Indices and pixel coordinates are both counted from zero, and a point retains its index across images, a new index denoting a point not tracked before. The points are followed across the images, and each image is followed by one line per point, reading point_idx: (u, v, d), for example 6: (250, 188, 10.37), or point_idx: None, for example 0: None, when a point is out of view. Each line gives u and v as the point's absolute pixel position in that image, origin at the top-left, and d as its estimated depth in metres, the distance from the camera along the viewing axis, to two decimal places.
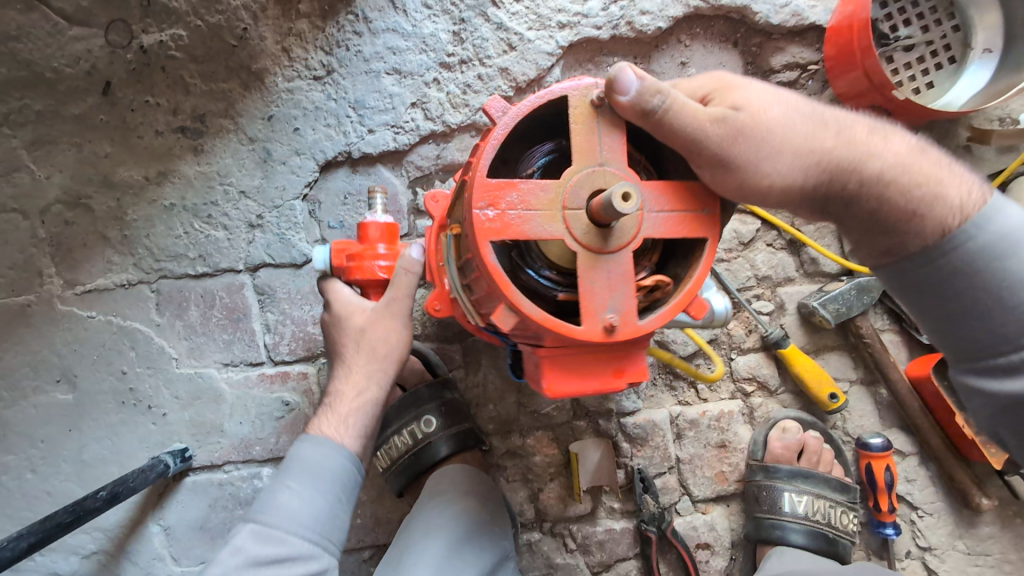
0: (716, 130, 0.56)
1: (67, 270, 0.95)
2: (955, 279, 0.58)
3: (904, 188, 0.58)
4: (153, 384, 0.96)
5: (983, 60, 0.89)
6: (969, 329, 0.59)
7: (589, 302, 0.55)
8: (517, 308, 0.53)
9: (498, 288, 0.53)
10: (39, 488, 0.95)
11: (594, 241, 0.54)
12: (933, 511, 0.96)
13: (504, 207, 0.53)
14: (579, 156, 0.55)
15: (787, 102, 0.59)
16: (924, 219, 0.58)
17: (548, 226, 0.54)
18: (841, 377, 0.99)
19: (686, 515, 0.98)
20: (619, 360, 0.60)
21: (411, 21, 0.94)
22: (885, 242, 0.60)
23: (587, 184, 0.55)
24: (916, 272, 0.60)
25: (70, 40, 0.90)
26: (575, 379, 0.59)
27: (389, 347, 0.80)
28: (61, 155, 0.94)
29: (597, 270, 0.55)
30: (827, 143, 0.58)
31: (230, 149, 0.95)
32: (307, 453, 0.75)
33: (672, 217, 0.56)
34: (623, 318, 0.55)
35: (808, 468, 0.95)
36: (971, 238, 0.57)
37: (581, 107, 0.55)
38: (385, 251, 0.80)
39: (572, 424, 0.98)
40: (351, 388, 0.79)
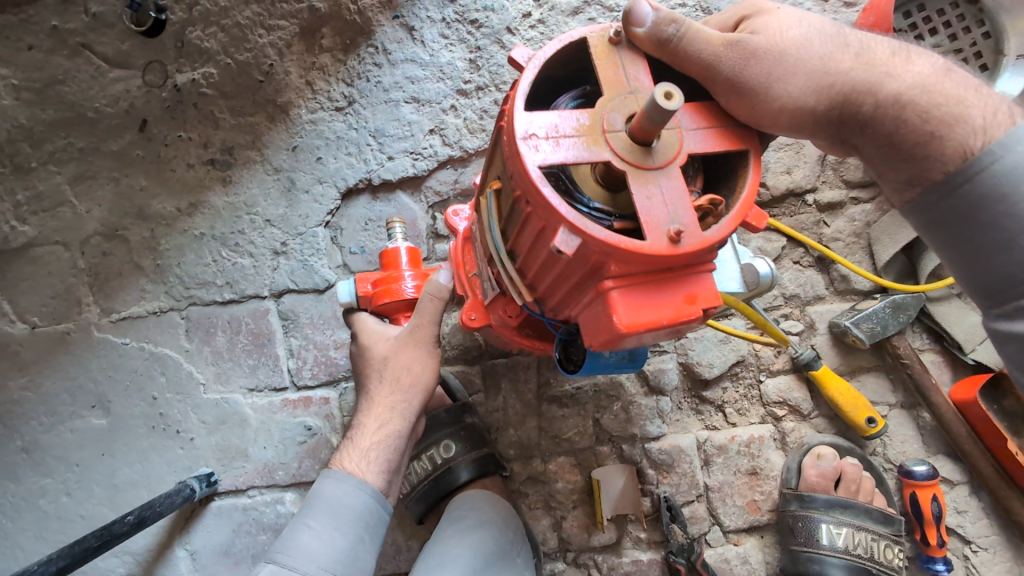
0: (729, 54, 0.53)
1: (104, 299, 1.00)
2: (982, 206, 0.51)
3: (922, 110, 0.54)
4: (182, 409, 0.99)
5: (1017, 66, 0.84)
6: (1003, 263, 0.52)
7: (645, 214, 0.48)
8: (574, 227, 0.46)
9: (550, 205, 0.47)
10: (73, 512, 0.97)
11: (638, 158, 0.49)
12: (989, 545, 0.89)
13: (543, 134, 0.48)
14: (608, 87, 0.51)
15: (810, 23, 0.55)
16: (944, 140, 0.53)
17: (589, 150, 0.49)
18: (879, 401, 0.94)
19: (717, 546, 0.94)
20: (689, 285, 0.50)
21: (428, 51, 0.97)
22: (906, 171, 0.56)
23: (623, 108, 0.50)
24: (942, 203, 0.54)
25: (111, 82, 0.96)
26: (648, 308, 0.48)
27: (414, 376, 0.79)
28: (100, 190, 0.99)
29: (648, 186, 0.49)
30: (843, 65, 0.55)
31: (256, 180, 0.99)
32: (330, 489, 0.75)
33: (711, 133, 0.52)
34: (688, 229, 0.48)
35: (847, 498, 0.89)
36: (997, 159, 0.50)
37: (600, 41, 0.52)
38: (411, 273, 0.81)
39: (594, 449, 0.96)
40: (373, 422, 0.79)
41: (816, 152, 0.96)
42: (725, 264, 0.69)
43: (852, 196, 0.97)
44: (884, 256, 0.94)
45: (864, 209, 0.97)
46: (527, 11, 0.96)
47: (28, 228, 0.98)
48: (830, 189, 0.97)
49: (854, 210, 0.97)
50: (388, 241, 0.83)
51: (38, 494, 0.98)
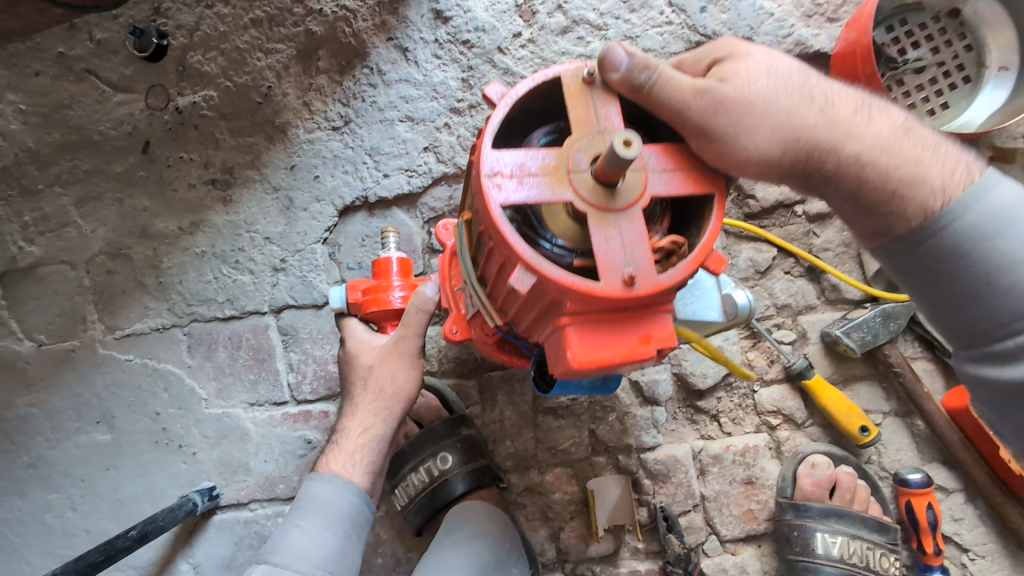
0: (699, 103, 0.54)
1: (108, 316, 1.02)
2: (946, 260, 0.53)
3: (883, 170, 0.56)
4: (184, 424, 1.00)
5: (999, 79, 0.86)
6: (967, 314, 0.54)
7: (602, 256, 0.51)
8: (533, 267, 0.50)
9: (511, 247, 0.51)
10: (78, 526, 0.99)
11: (601, 199, 0.52)
12: (986, 553, 0.89)
13: (509, 174, 0.52)
14: (578, 127, 0.54)
15: (778, 73, 0.56)
16: (905, 200, 0.55)
17: (554, 189, 0.52)
18: (872, 409, 0.95)
19: (714, 556, 0.95)
20: (645, 324, 0.53)
21: (422, 71, 0.99)
22: (870, 224, 0.58)
23: (589, 149, 0.53)
24: (909, 257, 0.56)
25: (115, 106, 0.99)
26: (601, 346, 0.51)
27: (397, 386, 0.82)
28: (105, 211, 1.02)
29: (608, 228, 0.52)
30: (808, 120, 0.56)
31: (256, 199, 1.01)
32: (318, 491, 0.77)
33: (677, 175, 0.55)
34: (642, 272, 0.51)
35: (842, 507, 0.89)
36: (958, 217, 0.53)
37: (573, 82, 0.55)
38: (399, 283, 0.82)
39: (590, 460, 0.97)
40: (357, 425, 0.82)
41: None
42: (707, 291, 0.70)
43: None
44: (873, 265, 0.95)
45: None
46: (518, 31, 0.98)
47: (35, 249, 1.01)
48: (819, 200, 0.98)
49: None
50: (380, 250, 0.84)
51: (44, 509, 0.99)
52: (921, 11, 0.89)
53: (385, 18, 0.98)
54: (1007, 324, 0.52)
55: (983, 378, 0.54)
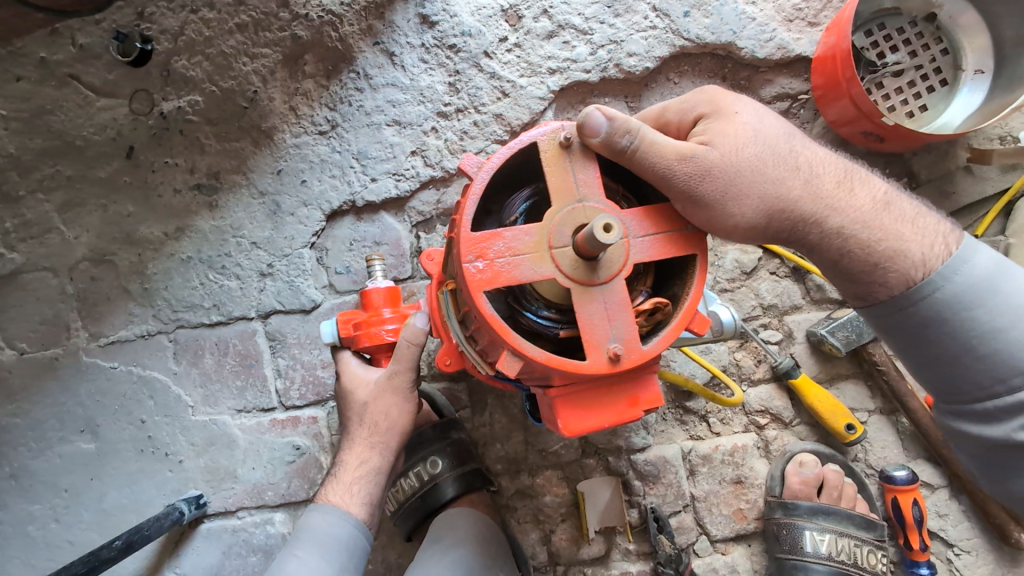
0: (685, 169, 0.58)
1: (92, 323, 1.00)
2: (930, 328, 0.62)
3: (865, 243, 0.62)
4: (170, 432, 0.99)
5: (975, 81, 0.88)
6: (950, 374, 0.63)
7: (588, 336, 0.56)
8: (520, 352, 0.55)
9: (500, 335, 0.55)
10: (61, 537, 0.98)
11: (583, 274, 0.56)
12: (971, 548, 0.90)
13: (492, 256, 0.56)
14: (558, 197, 0.58)
15: (765, 142, 0.61)
16: (887, 271, 0.62)
17: (538, 266, 0.56)
18: (858, 407, 0.96)
19: (705, 556, 0.95)
20: (632, 388, 0.60)
21: (409, 75, 0.99)
22: (855, 289, 0.65)
23: (570, 220, 0.57)
24: (892, 318, 0.64)
25: (98, 111, 0.98)
26: (591, 412, 0.59)
27: (392, 420, 0.81)
28: (89, 217, 1.00)
29: (591, 302, 0.57)
30: (793, 192, 0.61)
31: (242, 204, 1.00)
32: (317, 521, 0.77)
33: (658, 239, 0.58)
34: (627, 345, 0.57)
35: (829, 504, 0.90)
36: (939, 287, 0.61)
37: (549, 151, 0.58)
38: (390, 315, 0.81)
39: (581, 462, 0.97)
40: (354, 458, 0.81)
41: None
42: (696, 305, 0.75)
43: None
44: None
45: None
46: (504, 36, 0.98)
47: (17, 256, 1.00)
48: None
49: None
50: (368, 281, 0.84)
51: (26, 520, 0.98)
52: (899, 15, 0.90)
53: (371, 23, 0.97)
54: (986, 384, 0.61)
55: (967, 431, 0.64)
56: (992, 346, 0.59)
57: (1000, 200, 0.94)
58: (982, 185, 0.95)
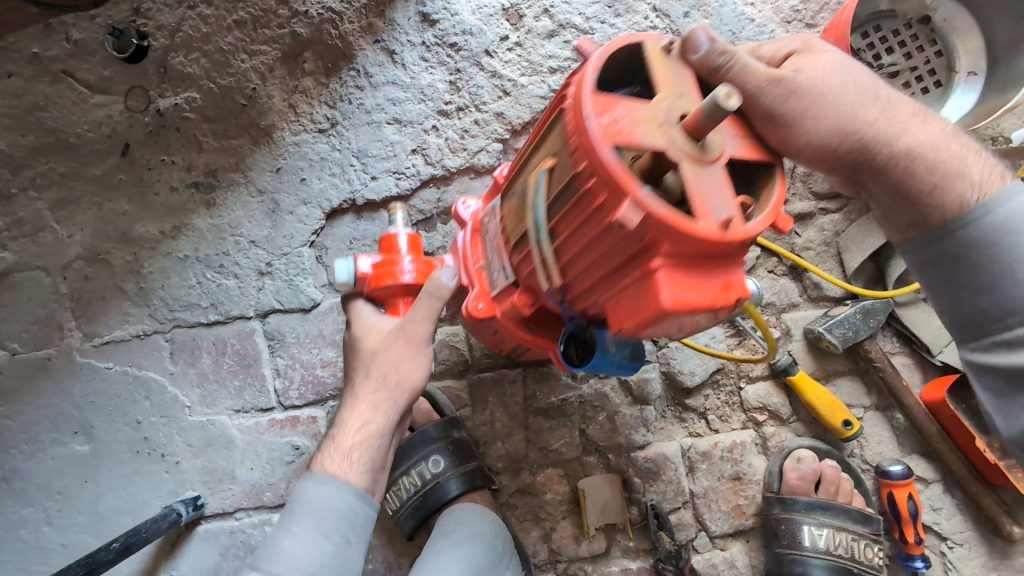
0: (772, 89, 0.55)
1: (86, 323, 0.99)
2: (968, 256, 0.55)
3: (928, 165, 0.56)
4: (167, 432, 0.98)
5: (968, 83, 0.87)
6: (974, 305, 0.56)
7: (700, 198, 0.48)
8: (641, 203, 0.46)
9: (621, 185, 0.47)
10: (55, 540, 0.96)
11: (695, 151, 0.50)
12: (964, 541, 0.92)
13: (614, 116, 0.49)
14: (662, 86, 0.52)
15: (851, 70, 0.57)
16: (945, 191, 0.56)
17: (649, 137, 0.49)
18: (854, 404, 0.97)
19: (704, 552, 0.96)
20: (726, 273, 0.52)
21: (409, 74, 0.99)
22: (908, 214, 0.58)
23: (677, 107, 0.51)
24: (935, 245, 0.57)
25: (92, 107, 0.97)
26: (697, 290, 0.49)
27: (403, 374, 0.73)
28: (82, 215, 0.99)
29: (701, 177, 0.49)
30: (868, 116, 0.56)
31: (240, 202, 0.99)
32: (312, 493, 0.70)
33: (747, 143, 0.54)
34: (735, 219, 0.49)
35: (827, 499, 0.91)
36: (989, 212, 0.54)
37: (654, 48, 0.54)
38: (416, 258, 0.77)
39: (582, 460, 0.98)
40: (355, 419, 0.72)
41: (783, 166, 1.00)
42: None
43: (821, 207, 1.01)
44: (853, 263, 0.97)
45: (833, 219, 1.00)
46: (505, 34, 0.99)
47: (9, 254, 0.98)
48: (800, 201, 1.01)
49: (824, 221, 1.00)
50: (388, 229, 0.79)
51: (18, 524, 0.96)
52: (894, 18, 0.90)
53: (371, 21, 0.97)
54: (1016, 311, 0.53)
55: (988, 365, 0.56)
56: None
57: None
58: None
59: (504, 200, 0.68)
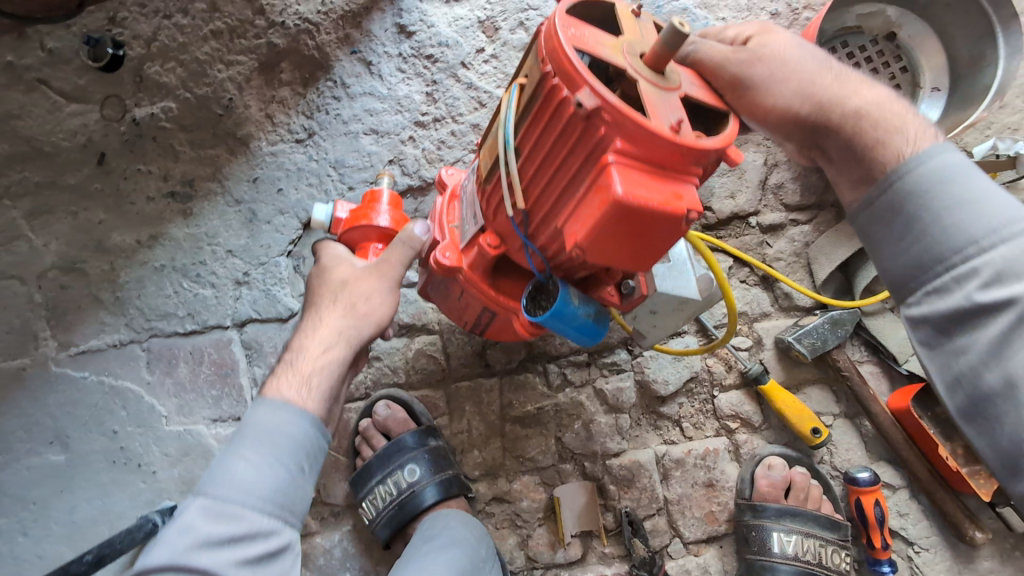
0: (737, 55, 0.58)
1: (61, 332, 0.98)
2: (903, 206, 0.53)
3: (873, 123, 0.56)
4: (144, 442, 0.98)
5: (932, 99, 0.89)
6: (908, 255, 0.52)
7: (651, 104, 0.50)
8: (596, 93, 0.47)
9: (577, 77, 0.48)
10: (29, 552, 0.95)
11: (652, 75, 0.52)
12: (930, 545, 0.94)
13: (579, 32, 0.51)
14: (627, 29, 0.55)
15: (806, 47, 0.60)
16: (888, 143, 0.55)
17: (611, 59, 0.51)
18: (824, 411, 0.99)
19: (679, 559, 0.97)
20: (680, 186, 0.51)
21: (386, 85, 0.99)
22: (856, 169, 0.57)
23: (640, 45, 0.54)
24: (874, 198, 0.55)
25: (68, 116, 0.96)
26: (648, 188, 0.49)
27: (370, 305, 0.69)
28: (58, 224, 0.98)
29: (656, 96, 0.51)
30: (823, 82, 0.58)
31: (217, 212, 1.00)
32: (265, 418, 0.62)
33: (704, 90, 0.57)
34: (686, 129, 0.50)
35: (796, 506, 0.93)
36: (919, 163, 0.52)
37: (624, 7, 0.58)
38: (392, 207, 0.76)
39: (557, 467, 0.99)
40: (317, 345, 0.67)
41: (755, 178, 1.02)
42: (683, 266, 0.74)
43: (791, 218, 1.03)
44: (822, 274, 0.99)
45: (802, 230, 1.03)
46: (481, 47, 1.00)
47: None
48: (771, 212, 1.03)
49: (794, 232, 1.03)
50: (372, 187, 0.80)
51: None
52: (861, 34, 0.91)
53: (348, 32, 0.98)
54: (947, 256, 0.50)
55: (921, 314, 0.51)
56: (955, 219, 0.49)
57: None
58: None
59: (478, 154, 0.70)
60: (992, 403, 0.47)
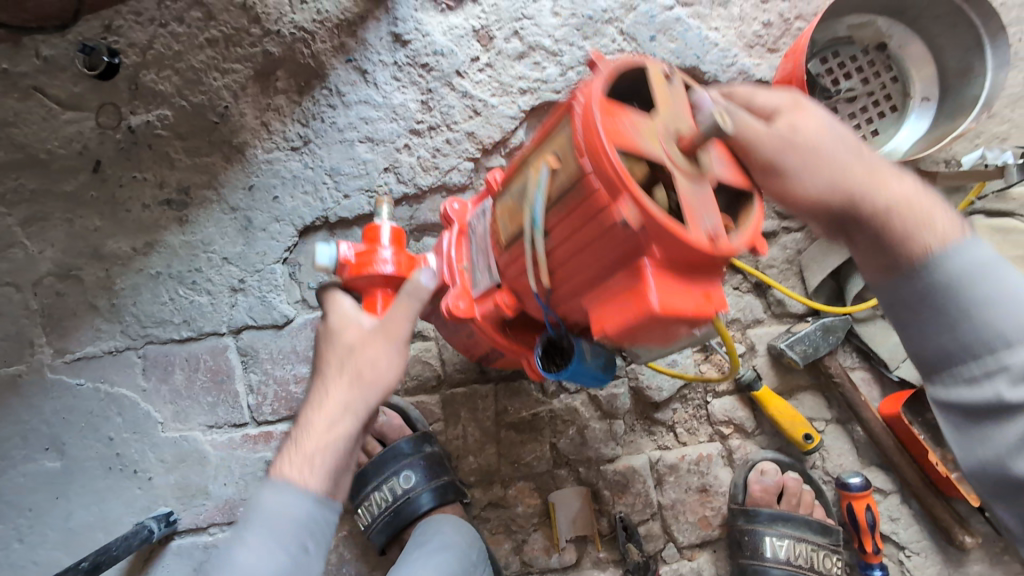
0: (765, 139, 0.55)
1: (57, 339, 0.99)
2: (931, 297, 0.52)
3: (903, 219, 0.54)
4: (140, 449, 0.98)
5: (922, 109, 0.90)
6: (937, 342, 0.52)
7: (692, 209, 0.50)
8: (642, 207, 0.47)
9: (624, 185, 0.48)
10: (26, 558, 0.96)
11: (686, 166, 0.52)
12: (921, 549, 0.95)
13: (621, 125, 0.50)
14: (662, 105, 0.54)
15: (841, 129, 0.56)
16: (915, 242, 0.53)
17: (649, 147, 0.51)
18: (815, 417, 1.00)
19: (672, 563, 0.98)
20: (705, 284, 0.54)
21: (381, 93, 1.00)
22: (881, 261, 0.55)
23: (675, 128, 0.54)
24: (904, 289, 0.54)
25: (63, 124, 0.96)
26: (681, 295, 0.51)
27: (378, 373, 0.68)
28: (53, 231, 0.98)
29: (693, 190, 0.51)
30: (855, 170, 0.55)
31: (213, 219, 1.00)
32: (269, 501, 0.64)
33: (732, 167, 0.56)
34: (721, 234, 0.51)
35: (788, 511, 0.93)
36: (949, 259, 0.52)
37: (656, 68, 0.55)
38: (399, 253, 0.76)
39: (552, 473, 1.00)
40: (321, 419, 0.67)
41: None
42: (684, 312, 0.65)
43: (783, 226, 1.04)
44: (814, 281, 1.00)
45: (795, 238, 1.03)
46: (475, 55, 1.00)
47: None
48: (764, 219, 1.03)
49: (786, 239, 1.03)
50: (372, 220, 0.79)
51: None
52: (852, 44, 0.92)
53: (343, 40, 0.98)
54: (978, 352, 0.50)
55: (950, 399, 0.52)
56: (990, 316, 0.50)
57: None
58: None
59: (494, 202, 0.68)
60: (1019, 495, 0.49)
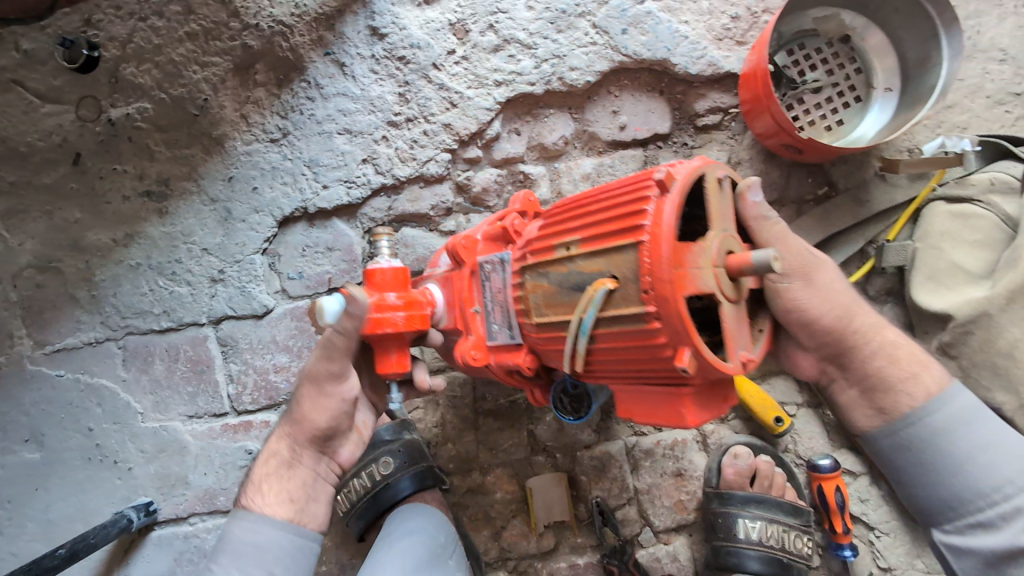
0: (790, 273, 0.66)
1: (37, 331, 0.99)
2: (934, 445, 0.68)
3: (892, 367, 0.70)
4: (119, 439, 0.99)
5: (885, 99, 0.93)
6: (946, 489, 0.67)
7: (734, 340, 0.54)
8: (699, 355, 0.51)
9: (686, 334, 0.50)
10: (6, 549, 0.97)
11: (733, 292, 0.54)
12: (890, 530, 0.97)
13: (682, 263, 0.51)
14: (714, 222, 0.55)
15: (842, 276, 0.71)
16: (903, 388, 0.69)
17: (705, 282, 0.51)
18: (788, 402, 1.02)
19: (649, 547, 1.00)
20: (728, 386, 0.60)
21: (359, 86, 1.01)
22: (881, 402, 0.71)
23: (725, 246, 0.55)
24: (903, 433, 0.69)
25: (43, 117, 0.97)
26: (710, 407, 0.58)
27: (311, 412, 0.76)
28: (33, 223, 0.99)
29: (734, 320, 0.54)
30: (852, 319, 0.70)
31: (192, 211, 1.01)
32: (238, 531, 0.72)
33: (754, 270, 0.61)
34: (752, 356, 0.57)
35: (761, 493, 0.95)
36: (939, 411, 0.68)
37: (711, 177, 0.57)
38: (410, 303, 0.73)
39: (530, 460, 1.01)
40: (269, 449, 0.78)
41: None
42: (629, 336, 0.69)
43: None
44: None
45: None
46: (452, 48, 1.02)
47: None
48: None
49: None
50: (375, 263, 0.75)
51: None
52: (817, 36, 0.94)
53: (321, 34, 0.99)
54: (980, 496, 0.65)
55: (964, 545, 0.66)
56: (978, 469, 0.65)
57: (908, 209, 0.98)
58: (894, 193, 0.98)
59: (521, 267, 0.68)
60: None
